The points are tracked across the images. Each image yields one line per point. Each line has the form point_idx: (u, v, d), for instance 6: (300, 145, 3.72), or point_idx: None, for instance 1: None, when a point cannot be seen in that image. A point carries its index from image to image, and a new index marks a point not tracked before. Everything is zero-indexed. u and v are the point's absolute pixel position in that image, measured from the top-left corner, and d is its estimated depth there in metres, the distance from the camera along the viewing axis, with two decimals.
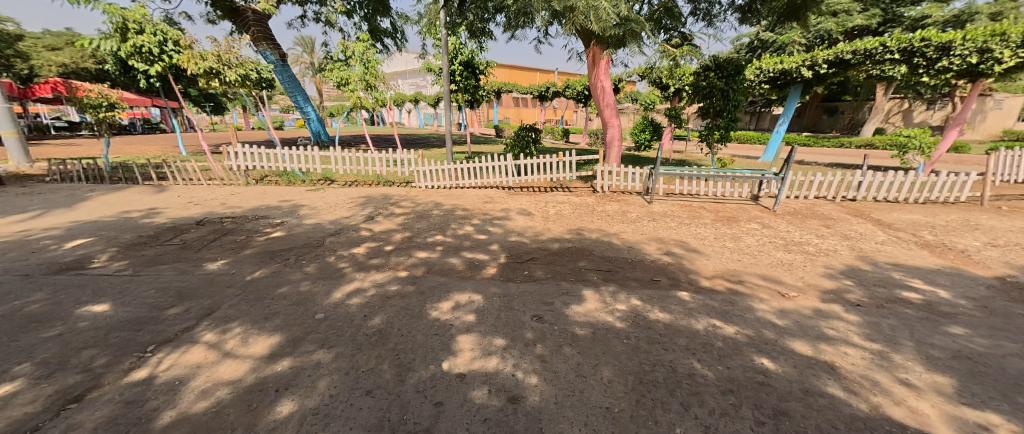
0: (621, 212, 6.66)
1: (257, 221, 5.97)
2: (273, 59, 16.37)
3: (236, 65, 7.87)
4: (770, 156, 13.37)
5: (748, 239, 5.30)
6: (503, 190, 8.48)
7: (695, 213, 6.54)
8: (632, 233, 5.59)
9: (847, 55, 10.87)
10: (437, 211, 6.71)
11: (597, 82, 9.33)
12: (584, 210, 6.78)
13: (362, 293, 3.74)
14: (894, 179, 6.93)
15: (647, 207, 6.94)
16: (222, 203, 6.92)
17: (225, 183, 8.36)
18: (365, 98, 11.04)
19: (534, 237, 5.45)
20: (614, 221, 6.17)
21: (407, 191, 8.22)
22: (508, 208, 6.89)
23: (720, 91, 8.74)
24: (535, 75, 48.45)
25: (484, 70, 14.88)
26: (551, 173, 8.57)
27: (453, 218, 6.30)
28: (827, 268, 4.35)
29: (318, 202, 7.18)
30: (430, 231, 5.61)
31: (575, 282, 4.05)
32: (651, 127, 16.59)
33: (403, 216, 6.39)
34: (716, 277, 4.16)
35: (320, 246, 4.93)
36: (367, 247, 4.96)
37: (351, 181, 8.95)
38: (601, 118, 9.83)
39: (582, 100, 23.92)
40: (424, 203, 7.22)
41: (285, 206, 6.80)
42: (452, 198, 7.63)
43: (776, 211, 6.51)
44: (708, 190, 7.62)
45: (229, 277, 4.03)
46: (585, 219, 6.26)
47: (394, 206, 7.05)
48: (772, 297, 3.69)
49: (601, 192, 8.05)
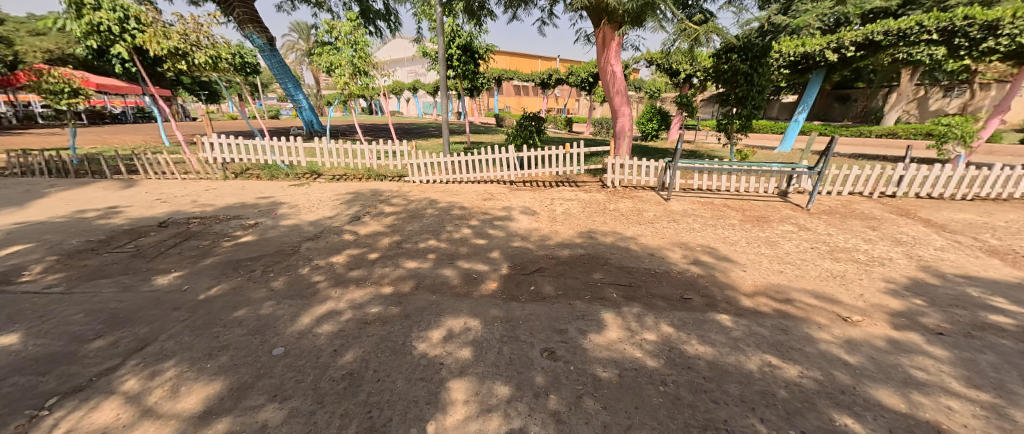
0: (636, 210, 5.99)
1: (227, 222, 5.29)
2: (260, 43, 15.37)
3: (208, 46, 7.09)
4: (787, 147, 12.56)
5: (786, 244, 4.61)
6: (504, 184, 7.77)
7: (719, 212, 5.84)
8: (652, 236, 4.92)
9: (878, 36, 9.86)
10: (431, 210, 6.04)
11: (607, 66, 8.50)
12: (595, 208, 6.10)
13: (334, 317, 3.08)
14: (940, 173, 6.20)
15: (665, 205, 6.25)
16: (192, 200, 6.22)
17: (202, 177, 7.70)
18: (353, 84, 10.14)
19: (539, 241, 4.80)
20: (629, 222, 5.48)
21: (400, 187, 7.51)
22: (510, 207, 6.20)
23: (743, 76, 7.84)
24: (537, 62, 47.25)
25: (484, 54, 13.96)
26: (557, 167, 7.86)
27: (449, 218, 5.63)
28: (887, 283, 3.68)
29: (299, 199, 6.48)
30: (422, 235, 4.94)
31: (591, 302, 3.40)
32: (659, 115, 15.77)
33: (394, 216, 5.72)
34: (758, 295, 3.50)
35: (293, 255, 4.26)
36: (348, 255, 4.29)
37: (339, 175, 8.24)
38: (611, 106, 9.05)
39: (587, 87, 22.96)
40: (417, 200, 6.53)
41: (263, 204, 6.12)
42: (448, 194, 6.94)
43: (810, 210, 5.81)
44: (731, 185, 6.91)
45: (178, 296, 3.36)
46: (597, 219, 5.58)
47: (384, 203, 6.37)
48: (834, 324, 3.03)
49: (612, 188, 7.35)
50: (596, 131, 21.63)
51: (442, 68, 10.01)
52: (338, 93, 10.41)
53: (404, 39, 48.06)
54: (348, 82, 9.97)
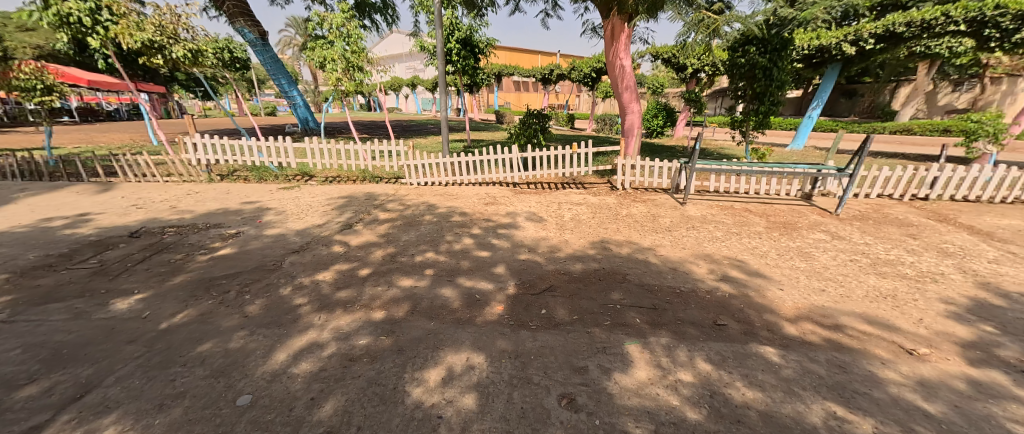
0: (650, 216, 5.54)
1: (206, 231, 4.83)
2: (252, 38, 14.77)
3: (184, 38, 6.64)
4: (799, 144, 12.07)
5: (822, 256, 4.16)
6: (507, 186, 7.31)
7: (742, 217, 5.39)
8: (672, 247, 4.47)
9: (900, 27, 9.31)
10: (429, 216, 5.58)
11: (615, 60, 8.01)
12: (606, 214, 5.65)
13: (314, 352, 2.63)
14: (978, 173, 5.74)
15: (681, 209, 5.80)
16: (170, 206, 5.75)
17: (185, 180, 7.17)
18: (345, 78, 9.55)
19: (548, 253, 4.34)
20: (645, 230, 5.02)
21: (396, 190, 7.04)
22: (514, 212, 5.75)
23: (762, 70, 7.30)
24: (538, 57, 46.66)
25: (484, 49, 13.40)
26: (563, 168, 7.41)
27: (448, 227, 5.18)
28: (946, 305, 3.23)
29: (287, 204, 6.02)
30: (419, 246, 4.49)
31: (612, 330, 2.95)
32: (664, 111, 15.30)
33: (389, 224, 5.26)
34: (803, 320, 3.05)
35: (274, 272, 3.79)
36: (335, 272, 3.83)
37: (332, 176, 7.78)
38: (619, 102, 8.58)
39: (589, 82, 22.40)
40: (414, 205, 6.07)
41: (247, 210, 5.66)
42: (447, 198, 6.48)
43: (839, 215, 5.36)
44: (750, 188, 6.46)
45: (136, 325, 2.90)
46: (609, 227, 5.13)
47: (378, 209, 5.91)
48: (901, 359, 2.58)
49: (623, 190, 6.88)
50: (598, 128, 21.10)
51: (440, 59, 9.41)
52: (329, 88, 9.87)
53: (401, 34, 47.38)
54: (340, 77, 9.44)
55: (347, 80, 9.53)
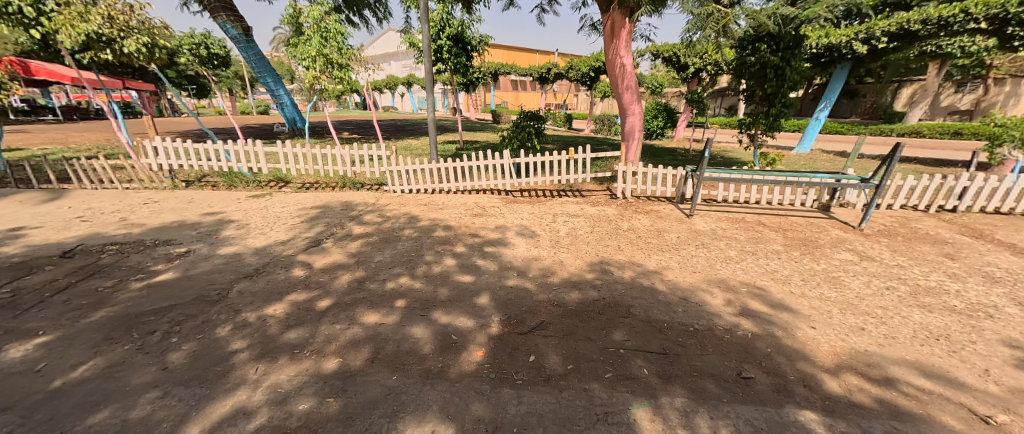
0: (654, 231, 5.01)
1: (152, 251, 4.24)
2: (235, 34, 14.04)
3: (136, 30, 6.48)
4: (806, 147, 11.56)
5: (854, 284, 3.62)
6: (497, 194, 6.76)
7: (756, 233, 4.86)
8: (681, 270, 3.92)
9: (915, 25, 8.77)
10: (409, 231, 5.02)
11: (615, 58, 7.46)
12: (605, 228, 5.11)
13: (233, 425, 2.03)
14: (1013, 184, 5.23)
15: (688, 222, 5.27)
16: (120, 218, 5.14)
17: (146, 187, 6.51)
18: (324, 75, 8.71)
19: (540, 278, 3.78)
20: (649, 249, 4.47)
21: (377, 198, 6.47)
22: (504, 226, 5.21)
23: (773, 69, 6.73)
24: (536, 56, 46.10)
25: (479, 47, 12.76)
26: (558, 175, 6.87)
27: (429, 244, 4.61)
28: (1015, 350, 2.69)
29: (253, 216, 5.44)
30: (393, 269, 3.92)
31: (615, 386, 2.38)
32: (664, 112, 14.72)
33: (363, 240, 4.69)
34: (847, 372, 2.49)
35: (216, 304, 3.21)
36: (289, 304, 3.25)
37: (309, 183, 7.19)
38: (619, 103, 8.05)
39: (587, 82, 21.87)
40: (394, 217, 5.50)
41: (206, 224, 5.07)
42: (432, 208, 5.91)
43: (863, 231, 4.84)
44: (761, 197, 5.95)
45: (17, 383, 2.30)
46: (610, 244, 4.58)
47: (354, 222, 5.33)
48: (987, 429, 2.01)
49: (622, 199, 6.37)
50: (596, 128, 20.56)
51: (427, 53, 8.58)
52: (303, 88, 8.94)
53: (396, 32, 46.75)
54: (318, 75, 8.55)
55: (325, 77, 8.65)
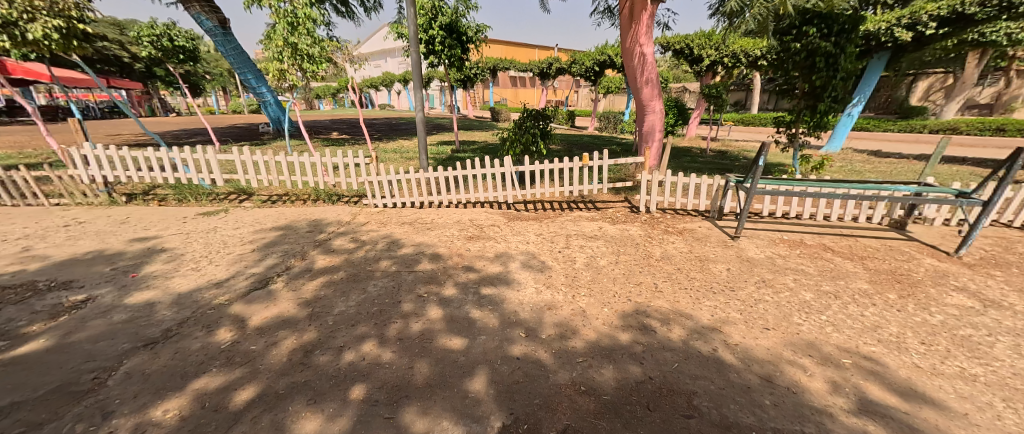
0: (695, 261, 3.96)
1: (36, 300, 3.14)
2: (210, 26, 12.79)
3: (46, 12, 5.62)
4: (836, 146, 10.51)
5: (1001, 351, 2.56)
6: (497, 209, 5.73)
7: (826, 263, 3.85)
8: (749, 327, 2.86)
9: (971, 8, 7.68)
10: (388, 262, 3.97)
11: (634, 47, 6.39)
12: (634, 256, 4.08)
13: None
14: None
15: (733, 247, 4.26)
16: (21, 249, 4.06)
17: (77, 202, 5.48)
18: (292, 67, 7.52)
19: (557, 343, 2.72)
20: (696, 289, 3.42)
21: (354, 215, 5.42)
22: (507, 254, 4.17)
23: (824, 56, 5.60)
24: (535, 51, 44.88)
25: (476, 38, 11.61)
26: (569, 184, 5.84)
27: (409, 284, 3.54)
28: None
29: (196, 242, 4.39)
30: (357, 329, 2.85)
31: None
32: (676, 108, 13.45)
33: (326, 277, 3.63)
34: None
35: (77, 402, 2.12)
36: (188, 399, 2.16)
37: (276, 195, 6.16)
38: (636, 98, 6.99)
39: (591, 77, 20.66)
40: (371, 243, 4.45)
41: (130, 256, 4.00)
42: (418, 229, 4.88)
43: (963, 259, 3.82)
44: (817, 211, 4.95)
45: None
46: (644, 283, 3.55)
47: (319, 249, 4.26)
48: None
49: (646, 213, 5.37)
50: (602, 125, 19.37)
51: (413, 39, 7.29)
52: (271, 84, 7.80)
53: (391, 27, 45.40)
54: (285, 68, 7.37)
55: (293, 70, 7.46)
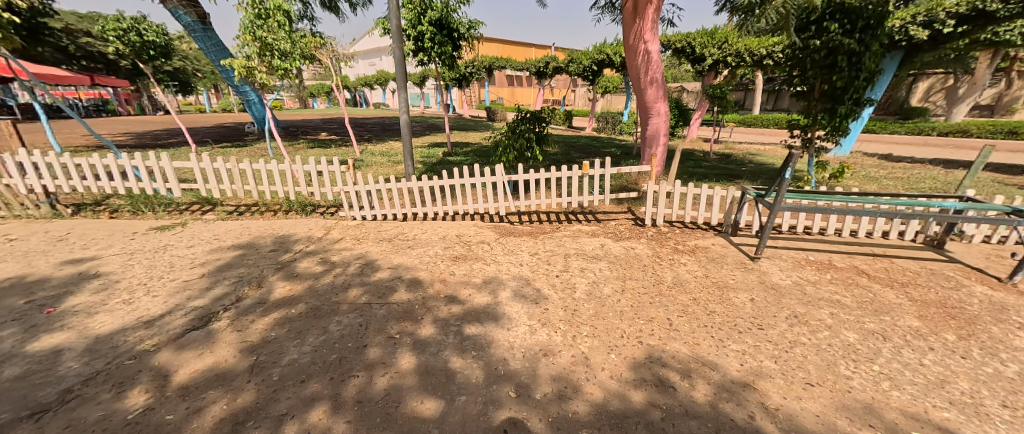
0: (713, 288, 3.44)
1: None
2: (188, 21, 12.10)
3: None
4: (845, 150, 10.06)
5: None
6: (488, 222, 5.19)
7: (864, 291, 3.34)
8: (789, 382, 2.32)
9: (992, 4, 7.21)
10: (357, 291, 3.42)
11: (637, 43, 5.85)
12: (642, 282, 3.56)
13: None
14: None
15: (755, 270, 3.75)
16: None
17: (13, 215, 4.86)
18: (263, 65, 6.86)
19: (554, 406, 2.14)
20: (718, 328, 2.89)
21: (327, 230, 4.86)
22: (497, 280, 3.62)
23: (846, 54, 5.10)
24: (531, 50, 44.35)
25: (469, 35, 11.03)
26: (567, 194, 5.32)
27: (378, 321, 2.98)
28: None
29: (139, 265, 3.80)
30: (305, 388, 2.27)
31: None
32: (677, 109, 12.98)
33: (282, 312, 3.06)
34: None
35: None
36: None
37: (245, 206, 5.60)
38: (639, 99, 6.48)
39: (589, 76, 20.19)
40: (342, 266, 3.89)
41: (54, 284, 3.39)
42: (398, 248, 4.33)
43: (1020, 287, 3.32)
44: (842, 227, 4.46)
45: None
46: (656, 319, 3.01)
47: (281, 274, 3.69)
48: None
49: (653, 228, 4.87)
50: (600, 126, 18.84)
51: (398, 36, 6.70)
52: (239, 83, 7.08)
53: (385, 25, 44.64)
54: (254, 65, 6.67)
55: (264, 70, 6.76)
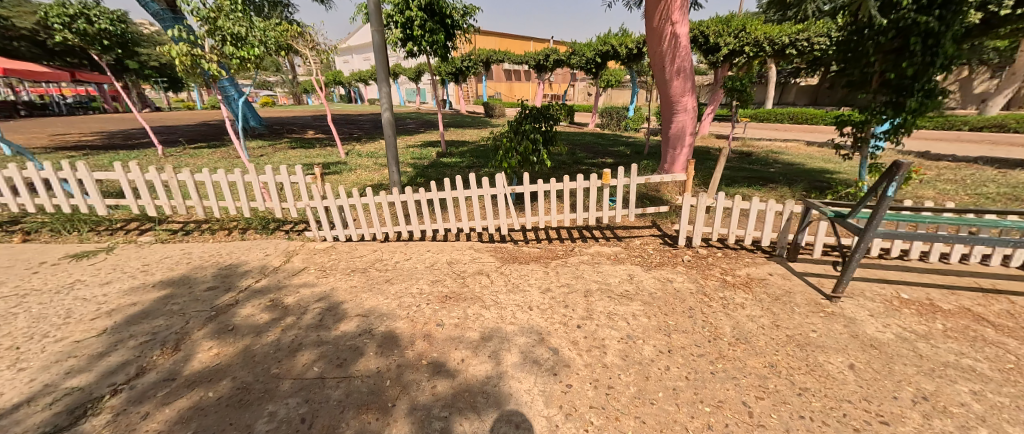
0: (792, 346, 2.55)
1: None
2: (157, 9, 11.07)
3: None
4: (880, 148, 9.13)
5: None
6: (487, 244, 4.29)
7: (1004, 352, 2.42)
8: None
9: None
10: (308, 357, 2.47)
11: (662, 25, 4.91)
12: (694, 338, 2.65)
13: None
14: None
15: (839, 316, 2.85)
16: None
17: None
18: (214, 53, 5.83)
19: None
20: (832, 420, 1.93)
21: (289, 257, 3.94)
22: (498, 335, 2.70)
23: (921, 36, 4.15)
24: (530, 43, 43.19)
25: (464, 22, 10.02)
26: (582, 208, 4.42)
27: (328, 412, 2.01)
28: None
29: (21, 316, 2.83)
30: None
31: None
32: None
33: (190, 399, 2.10)
34: None
35: None
36: None
37: (193, 225, 4.68)
38: (663, 94, 5.56)
39: (592, 69, 19.19)
40: (297, 313, 2.95)
41: None
42: (373, 284, 3.41)
43: None
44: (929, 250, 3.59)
45: None
46: (730, 403, 2.07)
47: (211, 328, 2.75)
48: None
49: (690, 251, 3.99)
50: (603, 122, 17.81)
51: (378, 20, 5.71)
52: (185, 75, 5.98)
53: None
54: (200, 53, 5.59)
55: (213, 58, 5.73)
